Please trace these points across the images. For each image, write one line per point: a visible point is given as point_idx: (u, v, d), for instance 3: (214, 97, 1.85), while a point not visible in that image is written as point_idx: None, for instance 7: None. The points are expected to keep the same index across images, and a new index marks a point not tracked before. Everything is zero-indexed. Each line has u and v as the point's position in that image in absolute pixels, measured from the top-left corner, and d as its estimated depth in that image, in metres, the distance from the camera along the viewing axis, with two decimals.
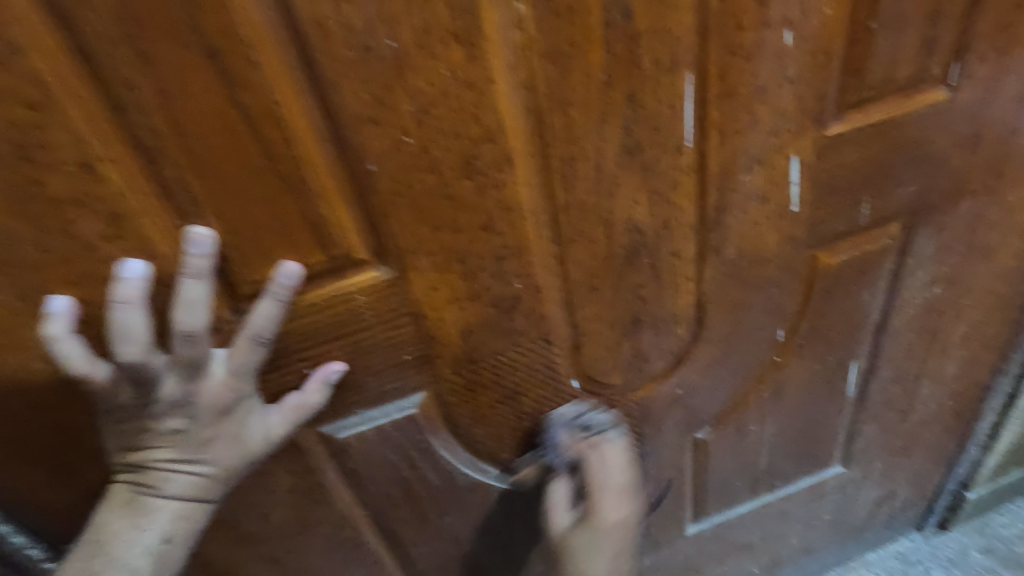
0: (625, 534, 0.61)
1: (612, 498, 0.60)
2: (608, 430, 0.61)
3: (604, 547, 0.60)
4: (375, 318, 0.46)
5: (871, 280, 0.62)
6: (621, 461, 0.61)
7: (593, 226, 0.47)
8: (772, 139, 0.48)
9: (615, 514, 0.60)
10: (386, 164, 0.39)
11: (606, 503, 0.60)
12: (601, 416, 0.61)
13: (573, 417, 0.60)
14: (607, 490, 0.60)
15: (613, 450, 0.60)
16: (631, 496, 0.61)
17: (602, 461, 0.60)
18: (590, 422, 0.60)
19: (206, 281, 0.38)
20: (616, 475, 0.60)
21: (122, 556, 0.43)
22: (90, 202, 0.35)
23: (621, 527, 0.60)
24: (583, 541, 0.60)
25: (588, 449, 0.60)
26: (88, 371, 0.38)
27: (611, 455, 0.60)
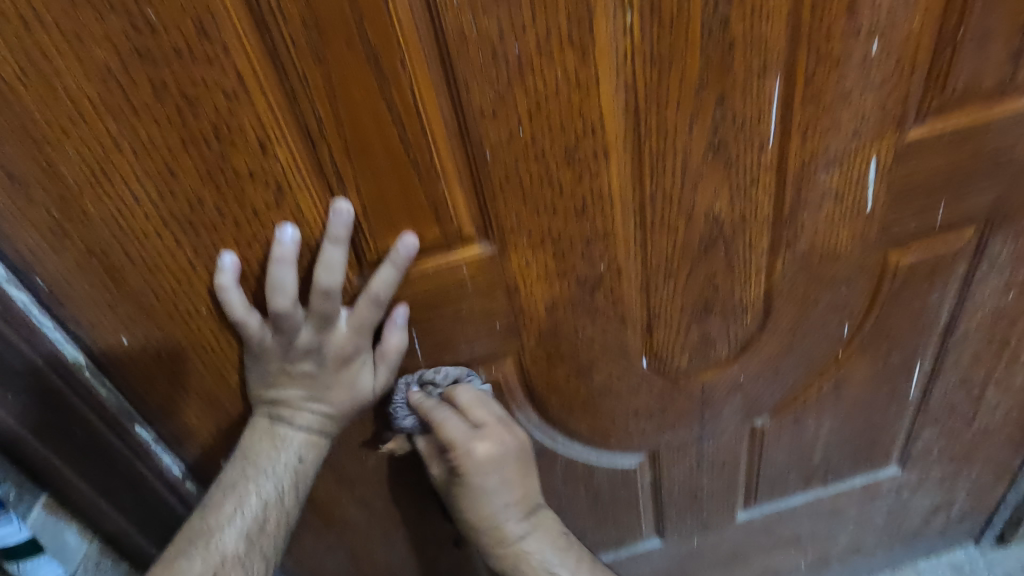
0: (506, 466, 0.57)
1: (471, 444, 0.54)
2: (453, 382, 0.56)
3: (482, 485, 0.56)
4: (474, 288, 0.52)
5: (942, 282, 0.64)
6: (475, 402, 0.55)
7: (675, 215, 0.52)
8: (852, 141, 0.51)
9: (482, 457, 0.55)
10: (500, 152, 0.45)
11: (466, 451, 0.54)
12: (448, 370, 0.56)
13: (416, 377, 0.55)
14: (462, 439, 0.54)
15: (462, 396, 0.55)
16: (497, 433, 0.55)
17: (450, 411, 0.55)
18: (436, 377, 0.55)
19: (344, 246, 0.45)
20: (469, 417, 0.55)
21: (270, 469, 0.50)
22: (261, 176, 0.42)
23: (496, 462, 0.56)
24: (461, 490, 0.57)
25: (437, 406, 0.55)
26: (243, 317, 0.45)
27: (463, 402, 0.55)
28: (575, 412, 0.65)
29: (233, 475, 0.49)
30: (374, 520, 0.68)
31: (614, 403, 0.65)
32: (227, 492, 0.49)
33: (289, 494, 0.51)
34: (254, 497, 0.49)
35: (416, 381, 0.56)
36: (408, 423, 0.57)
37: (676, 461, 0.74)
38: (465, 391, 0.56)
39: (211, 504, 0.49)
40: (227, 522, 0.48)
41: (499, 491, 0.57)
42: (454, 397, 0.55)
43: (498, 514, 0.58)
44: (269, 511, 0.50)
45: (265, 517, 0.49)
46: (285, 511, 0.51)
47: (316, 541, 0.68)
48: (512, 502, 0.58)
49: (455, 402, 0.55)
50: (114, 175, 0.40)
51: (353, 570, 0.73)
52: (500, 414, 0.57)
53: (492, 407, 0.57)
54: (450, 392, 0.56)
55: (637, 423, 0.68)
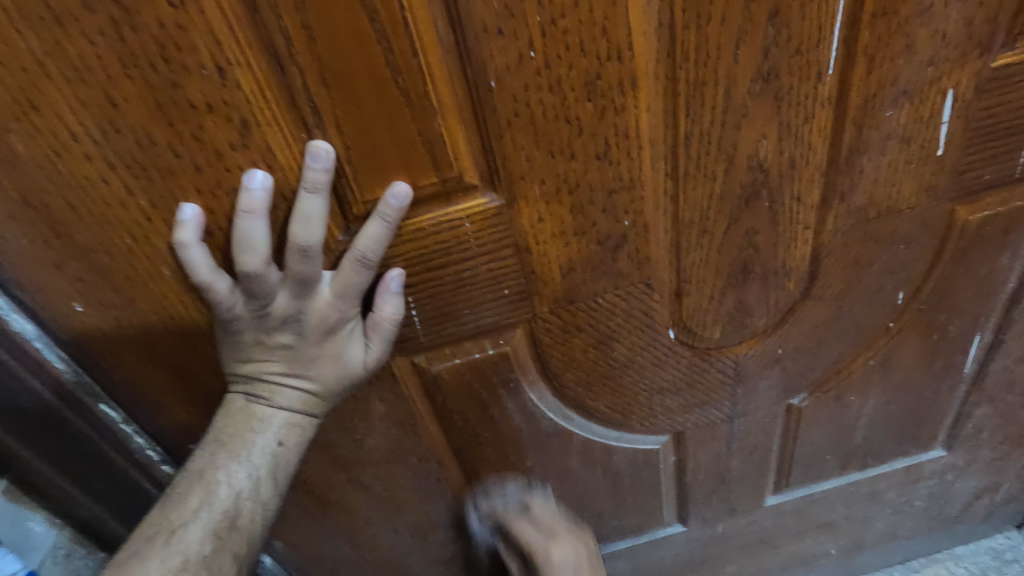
0: None
1: (544, 549, 0.64)
2: (526, 492, 0.67)
3: None
4: (480, 248, 0.45)
5: (1015, 242, 0.56)
6: (546, 514, 0.67)
7: (713, 160, 0.44)
8: (927, 70, 0.43)
9: (559, 562, 0.63)
10: (507, 81, 0.37)
11: (543, 555, 0.64)
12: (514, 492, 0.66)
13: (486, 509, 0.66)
14: (539, 544, 0.64)
15: (538, 510, 0.66)
16: (568, 539, 0.65)
17: (526, 520, 0.66)
18: (502, 505, 0.66)
19: (323, 196, 0.38)
20: (540, 526, 0.65)
21: (243, 454, 0.44)
22: (221, 108, 0.35)
23: (572, 566, 0.63)
24: None
25: (512, 511, 0.66)
26: (208, 280, 0.39)
27: (533, 512, 0.66)
28: (593, 389, 0.58)
29: (202, 461, 0.44)
30: (374, 506, 0.63)
31: (637, 379, 0.58)
32: (194, 481, 0.43)
33: (265, 483, 0.45)
34: (225, 487, 0.44)
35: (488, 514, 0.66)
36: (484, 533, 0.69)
37: (703, 443, 0.68)
38: (514, 499, 0.66)
39: (176, 495, 0.43)
40: (191, 517, 0.43)
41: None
42: (529, 506, 0.67)
43: None
44: (242, 503, 0.44)
45: (237, 510, 0.44)
46: (262, 503, 0.45)
47: (312, 526, 0.63)
48: None
49: (528, 512, 0.66)
50: (43, 106, 0.34)
51: (353, 559, 0.68)
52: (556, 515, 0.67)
53: (556, 528, 0.66)
54: (521, 503, 0.67)
55: (662, 401, 0.61)
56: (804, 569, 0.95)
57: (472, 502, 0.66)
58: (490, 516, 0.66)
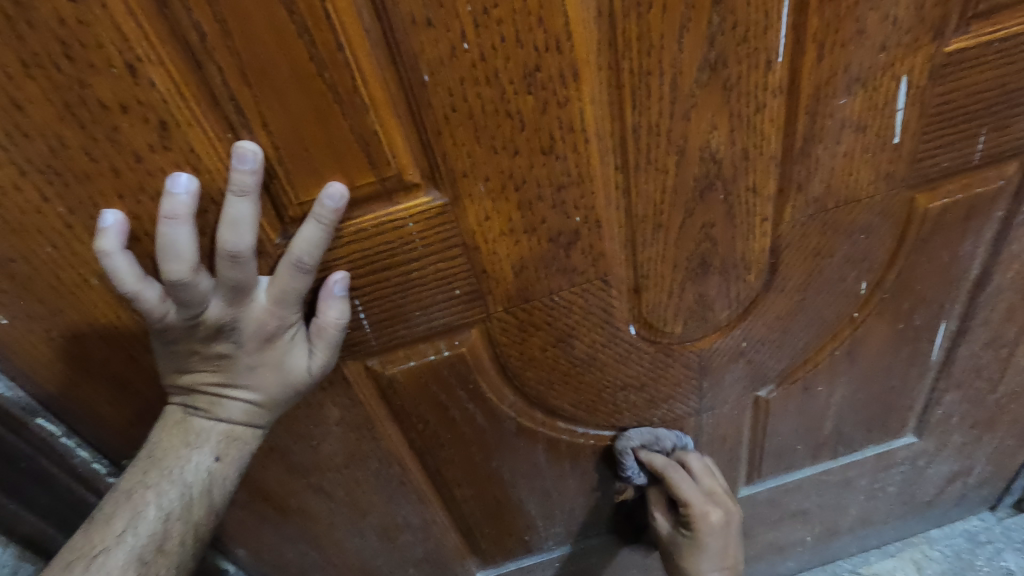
0: (725, 533, 0.65)
1: (704, 507, 0.63)
2: (681, 448, 0.66)
3: (709, 542, 0.65)
4: (426, 248, 0.43)
5: (976, 229, 0.55)
6: (703, 472, 0.65)
7: (664, 153, 0.43)
8: (880, 56, 0.42)
9: (714, 519, 0.64)
10: (441, 74, 0.36)
11: (701, 512, 0.63)
12: (671, 440, 0.64)
13: (638, 443, 0.63)
14: (698, 502, 0.63)
15: (693, 464, 0.65)
16: (723, 499, 0.65)
17: (685, 475, 0.65)
18: (665, 442, 0.64)
19: (252, 199, 0.36)
20: (701, 483, 0.65)
21: (175, 472, 0.43)
22: (135, 108, 0.33)
23: (724, 524, 0.65)
24: (687, 542, 0.66)
25: (667, 463, 0.64)
26: (136, 290, 0.37)
27: (694, 470, 0.65)
28: (554, 387, 0.57)
29: (132, 480, 0.43)
30: (337, 511, 0.62)
31: (600, 376, 0.57)
32: (121, 502, 0.42)
33: (198, 503, 0.44)
34: (154, 508, 0.42)
35: (641, 445, 0.63)
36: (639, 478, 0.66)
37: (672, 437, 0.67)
38: (678, 442, 0.65)
39: (102, 516, 0.42)
40: (115, 541, 0.41)
41: (711, 554, 0.66)
42: (685, 463, 0.65)
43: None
44: (171, 524, 0.43)
45: (165, 532, 0.43)
46: (193, 524, 0.44)
47: (274, 532, 0.62)
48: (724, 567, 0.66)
49: (687, 469, 0.65)
50: None
51: (319, 564, 0.67)
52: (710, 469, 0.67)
53: (706, 483, 0.65)
54: (679, 458, 0.65)
55: (626, 397, 0.60)
56: (780, 557, 0.95)
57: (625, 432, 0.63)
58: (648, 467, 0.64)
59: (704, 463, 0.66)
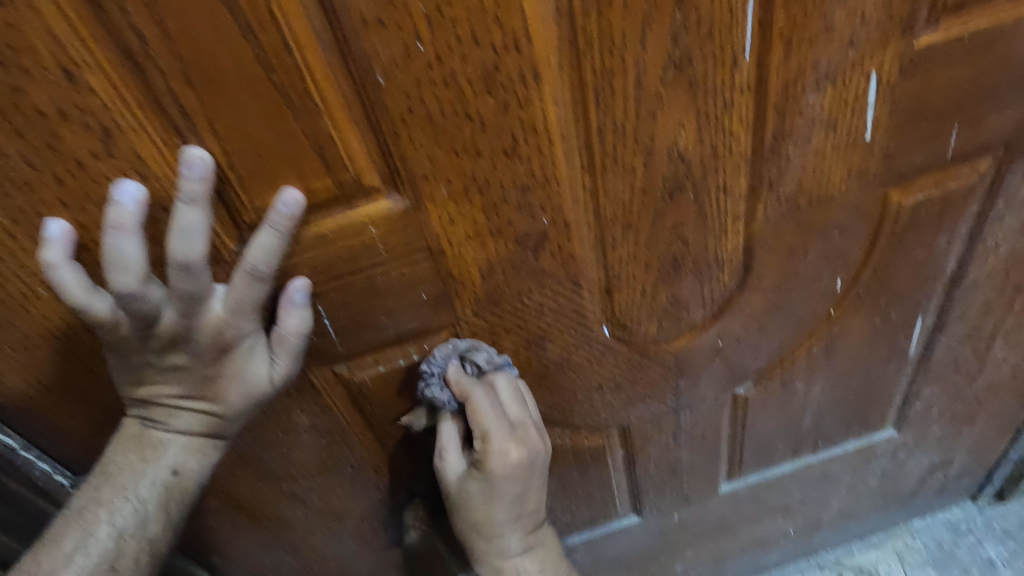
0: (529, 476, 0.53)
1: (504, 444, 0.51)
2: (492, 366, 0.51)
3: (503, 483, 0.53)
4: (389, 253, 0.42)
5: (951, 224, 0.55)
6: (512, 399, 0.51)
7: (631, 153, 0.42)
8: (849, 52, 0.41)
9: (512, 460, 0.51)
10: (397, 76, 0.35)
11: (497, 449, 0.51)
12: (486, 353, 0.50)
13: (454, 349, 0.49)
14: (498, 436, 0.50)
15: (502, 390, 0.51)
16: (529, 436, 0.52)
17: (489, 403, 0.50)
18: (478, 357, 0.50)
19: (202, 207, 0.35)
20: (508, 416, 0.51)
21: (131, 488, 0.43)
22: (77, 115, 0.32)
23: (526, 466, 0.53)
24: (477, 485, 0.53)
25: (471, 385, 0.50)
26: (85, 303, 0.36)
27: (499, 393, 0.51)
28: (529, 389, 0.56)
29: (85, 498, 0.43)
30: (312, 517, 0.61)
31: (575, 377, 0.57)
32: (72, 522, 0.42)
33: (153, 519, 0.44)
34: (106, 526, 0.43)
35: (448, 356, 0.49)
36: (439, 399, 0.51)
37: (650, 436, 0.66)
38: (493, 361, 0.51)
39: (52, 536, 0.42)
40: (64, 562, 0.42)
41: (506, 497, 0.54)
42: (491, 387, 0.51)
43: (499, 523, 0.56)
44: (125, 541, 0.43)
45: (119, 550, 0.43)
46: (148, 541, 0.44)
47: (249, 540, 0.61)
48: (519, 512, 0.56)
49: (491, 391, 0.51)
50: None
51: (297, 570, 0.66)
52: (522, 395, 0.53)
53: (517, 415, 0.51)
54: (487, 378, 0.51)
55: (602, 398, 0.60)
56: (764, 550, 0.95)
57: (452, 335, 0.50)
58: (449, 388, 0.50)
59: (516, 389, 0.52)
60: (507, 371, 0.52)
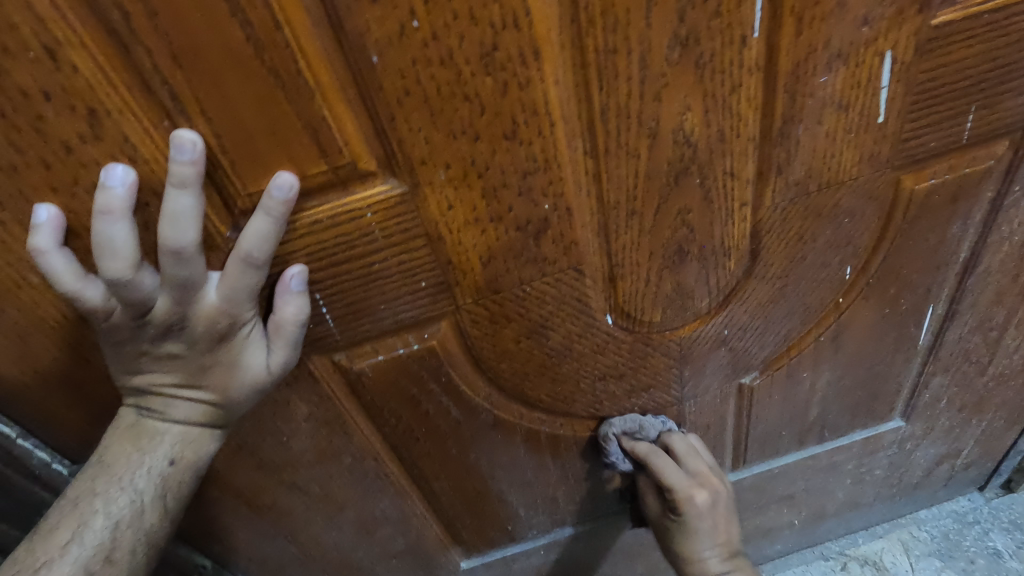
0: (717, 513, 0.64)
1: (694, 491, 0.62)
2: (663, 432, 0.63)
3: (698, 524, 0.64)
4: (387, 239, 0.41)
5: (965, 211, 0.53)
6: (687, 451, 0.63)
7: (635, 136, 0.41)
8: (862, 30, 0.39)
9: (701, 501, 0.63)
10: (391, 56, 0.33)
11: (689, 495, 0.62)
12: (656, 423, 0.63)
13: (619, 431, 0.62)
14: (686, 485, 0.62)
15: (676, 444, 0.63)
16: (711, 480, 0.63)
17: (668, 458, 0.63)
18: (648, 431, 0.62)
19: (193, 192, 0.34)
20: (687, 467, 0.63)
21: (126, 478, 0.42)
22: (61, 96, 0.31)
23: (712, 505, 0.64)
24: (677, 524, 0.66)
25: (649, 450, 0.62)
26: (76, 290, 0.35)
27: (678, 452, 0.63)
28: (530, 378, 0.56)
29: (82, 487, 0.42)
30: (312, 506, 0.60)
31: (577, 366, 0.56)
32: (68, 511, 0.42)
33: (150, 509, 0.43)
34: (101, 517, 0.42)
35: (623, 430, 0.62)
36: (621, 462, 0.65)
37: None
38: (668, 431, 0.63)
39: (48, 526, 0.42)
40: (59, 553, 0.41)
41: (705, 532, 0.64)
42: (669, 445, 0.63)
43: (702, 552, 0.64)
44: (120, 533, 0.42)
45: (115, 541, 0.42)
46: (145, 532, 0.44)
47: (249, 529, 0.61)
48: (716, 543, 0.64)
49: (670, 451, 0.63)
50: None
51: (298, 558, 0.66)
52: (694, 448, 0.65)
53: (688, 461, 0.63)
54: (661, 440, 0.63)
55: (606, 387, 0.59)
56: (768, 540, 0.95)
57: (609, 420, 0.62)
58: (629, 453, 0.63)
59: (689, 443, 0.64)
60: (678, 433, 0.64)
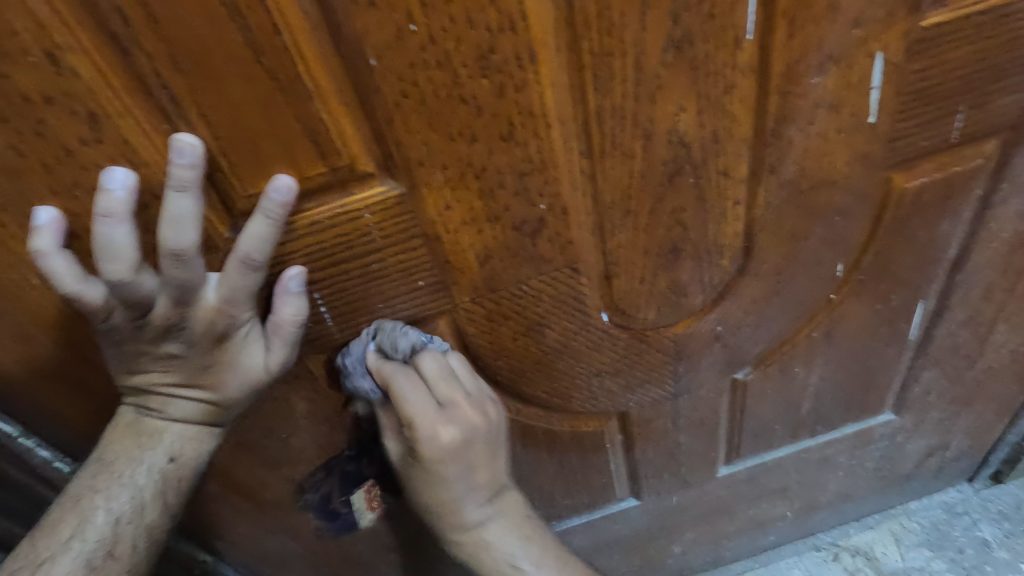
0: (480, 449, 0.54)
1: (436, 429, 0.50)
2: (416, 347, 0.48)
3: (447, 469, 0.53)
4: (385, 239, 0.42)
5: (955, 208, 0.54)
6: (450, 376, 0.49)
7: (630, 136, 0.41)
8: (853, 32, 0.40)
9: (447, 440, 0.51)
10: (390, 59, 0.34)
11: (431, 433, 0.50)
12: (405, 332, 0.47)
13: (369, 335, 0.47)
14: (428, 419, 0.49)
15: (430, 372, 0.48)
16: (478, 410, 0.51)
17: (412, 381, 0.48)
18: (400, 342, 0.47)
19: (193, 194, 0.34)
20: (441, 395, 0.49)
21: (127, 475, 0.43)
22: (63, 101, 0.32)
23: (463, 448, 0.52)
24: (418, 469, 0.54)
25: (397, 370, 0.48)
26: (77, 291, 0.35)
27: (427, 376, 0.48)
28: (527, 374, 0.56)
29: (81, 485, 0.43)
30: (311, 501, 0.61)
31: (573, 363, 0.57)
32: (69, 508, 0.43)
33: (150, 506, 0.44)
34: (101, 513, 0.43)
35: (375, 339, 0.47)
36: (363, 387, 0.49)
37: (649, 421, 0.66)
38: (424, 348, 0.48)
39: (51, 521, 0.43)
40: (62, 547, 0.43)
41: (459, 476, 0.55)
42: (417, 366, 0.48)
43: (460, 497, 0.57)
44: (121, 529, 0.44)
45: (115, 537, 0.44)
46: (145, 528, 0.45)
47: (250, 524, 0.61)
48: (475, 487, 0.57)
49: (417, 374, 0.48)
50: None
51: (298, 553, 0.67)
52: (464, 375, 0.51)
53: (456, 385, 0.50)
54: (409, 360, 0.48)
55: (601, 383, 0.60)
56: (761, 532, 0.96)
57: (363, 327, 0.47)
58: (371, 376, 0.48)
59: (449, 364, 0.50)
60: (439, 348, 0.49)
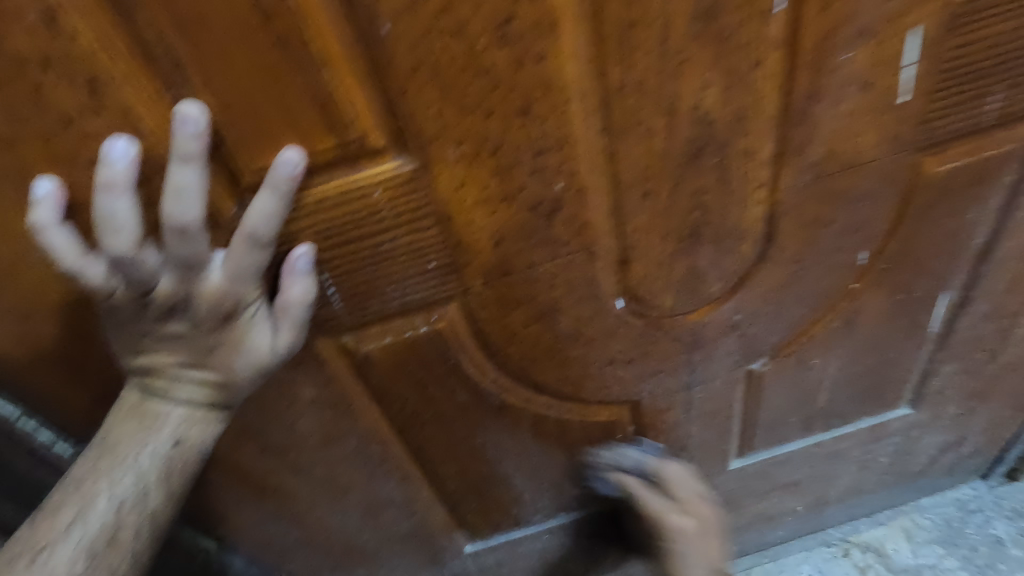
0: (705, 537, 0.67)
1: (669, 516, 0.67)
2: (651, 466, 0.69)
3: (681, 548, 0.67)
4: (396, 218, 0.40)
5: (985, 195, 0.52)
6: (680, 477, 0.69)
7: (652, 113, 0.40)
8: (889, 4, 0.38)
9: (685, 527, 0.67)
10: (403, 25, 0.32)
11: (666, 519, 0.67)
12: (637, 452, 0.69)
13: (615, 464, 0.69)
14: (665, 506, 0.68)
15: (668, 473, 0.69)
16: (698, 505, 0.69)
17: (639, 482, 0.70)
18: (628, 459, 0.69)
19: (198, 166, 0.33)
20: (666, 487, 0.69)
21: (130, 459, 0.42)
22: (62, 64, 0.30)
23: (690, 530, 0.67)
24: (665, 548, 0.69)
25: (635, 481, 0.70)
26: (79, 267, 0.35)
27: (670, 478, 0.69)
28: (538, 362, 0.55)
29: (84, 468, 0.42)
30: (316, 489, 0.60)
31: (586, 351, 0.55)
32: (70, 492, 0.41)
33: (153, 491, 0.43)
34: (104, 498, 0.41)
35: (618, 461, 0.69)
36: (608, 484, 0.71)
37: (660, 412, 0.65)
38: (651, 459, 0.69)
39: (52, 506, 0.41)
40: (61, 534, 0.40)
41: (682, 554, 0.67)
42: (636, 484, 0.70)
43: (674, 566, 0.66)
44: (124, 515, 0.42)
45: (118, 524, 0.42)
46: (149, 514, 0.43)
47: (254, 511, 0.60)
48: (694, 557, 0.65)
49: (642, 479, 0.70)
50: None
51: (303, 541, 0.66)
52: (692, 481, 0.70)
53: (687, 487, 0.69)
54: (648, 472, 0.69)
55: (614, 372, 0.58)
56: (770, 526, 0.95)
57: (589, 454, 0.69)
58: (615, 485, 0.71)
59: (679, 472, 0.69)
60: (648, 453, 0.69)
